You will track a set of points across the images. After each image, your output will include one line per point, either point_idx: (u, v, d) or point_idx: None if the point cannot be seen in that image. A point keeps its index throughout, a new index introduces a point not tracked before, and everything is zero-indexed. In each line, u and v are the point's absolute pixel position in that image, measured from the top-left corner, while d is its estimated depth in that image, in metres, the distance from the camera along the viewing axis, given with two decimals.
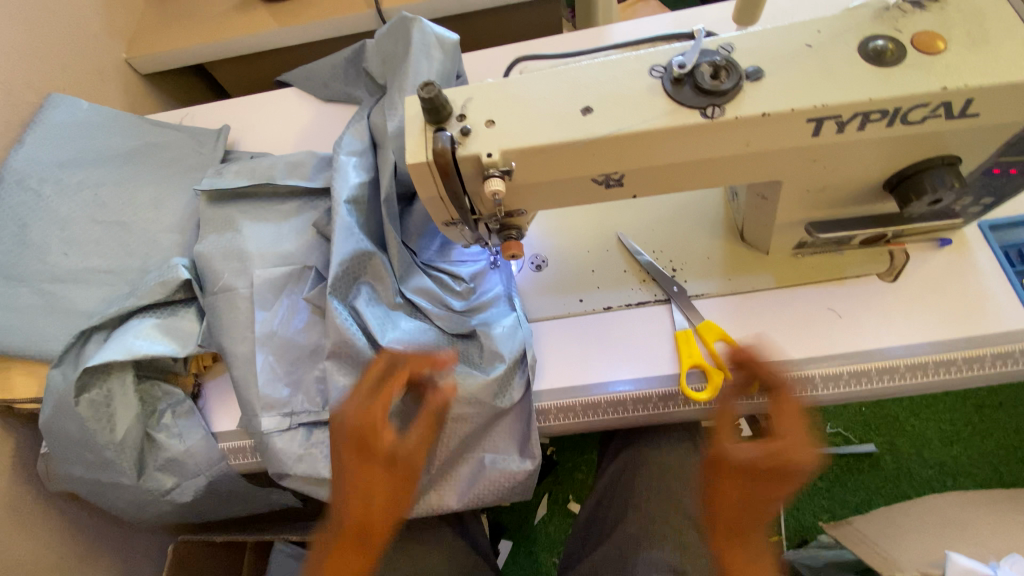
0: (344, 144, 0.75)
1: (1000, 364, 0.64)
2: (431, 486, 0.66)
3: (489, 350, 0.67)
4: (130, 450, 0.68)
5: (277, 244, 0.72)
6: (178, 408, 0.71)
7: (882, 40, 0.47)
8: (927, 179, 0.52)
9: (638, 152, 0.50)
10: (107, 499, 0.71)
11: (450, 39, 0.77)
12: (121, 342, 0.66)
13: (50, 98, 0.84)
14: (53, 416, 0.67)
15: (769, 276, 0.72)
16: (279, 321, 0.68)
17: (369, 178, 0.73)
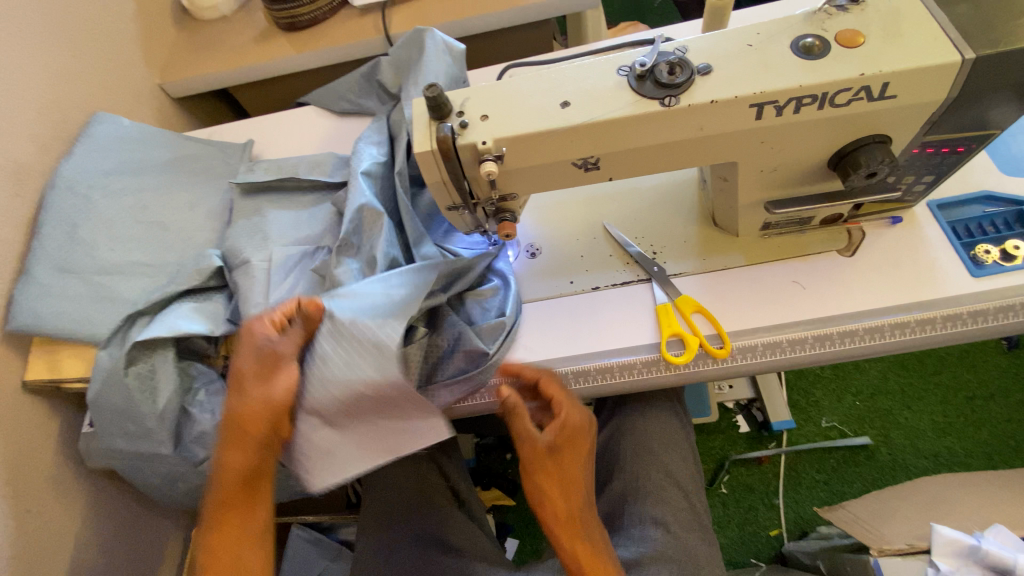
0: (365, 136, 0.86)
1: (950, 324, 0.71)
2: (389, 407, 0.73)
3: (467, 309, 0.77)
4: (169, 421, 0.76)
5: (298, 230, 0.83)
6: (211, 385, 0.78)
7: (810, 38, 0.56)
8: (862, 155, 0.60)
9: (609, 137, 0.59)
10: (143, 469, 0.79)
11: (458, 48, 0.89)
12: (164, 321, 0.74)
13: (96, 116, 0.95)
14: (101, 389, 0.74)
15: (739, 255, 0.79)
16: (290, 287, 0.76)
17: (384, 163, 0.82)
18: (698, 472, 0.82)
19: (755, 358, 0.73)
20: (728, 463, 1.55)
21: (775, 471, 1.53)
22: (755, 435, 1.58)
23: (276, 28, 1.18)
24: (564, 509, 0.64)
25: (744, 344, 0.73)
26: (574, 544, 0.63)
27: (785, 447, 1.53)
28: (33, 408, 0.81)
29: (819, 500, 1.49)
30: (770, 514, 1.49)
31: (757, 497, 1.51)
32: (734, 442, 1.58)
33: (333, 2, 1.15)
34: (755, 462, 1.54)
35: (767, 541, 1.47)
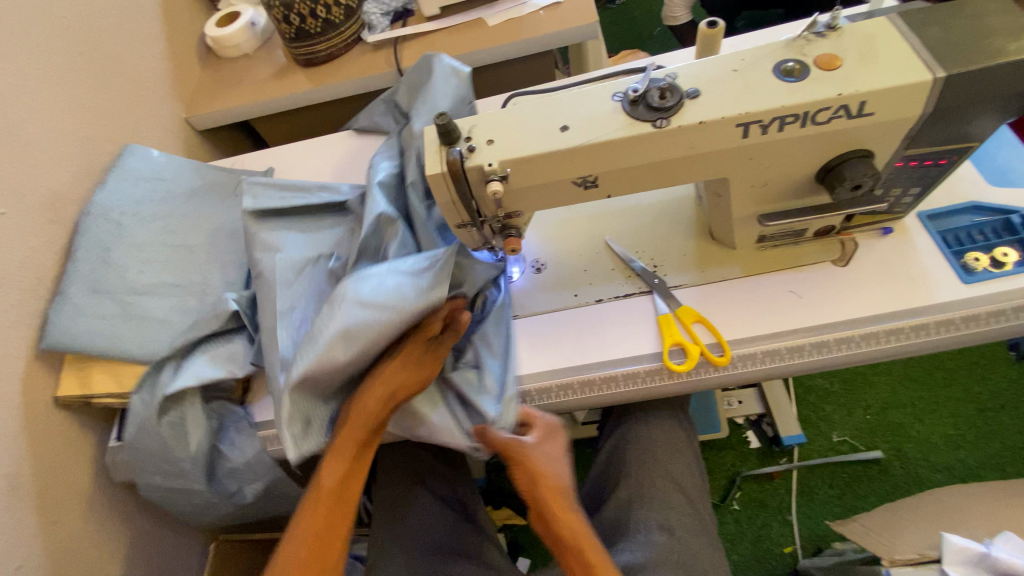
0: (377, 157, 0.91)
1: (942, 330, 0.74)
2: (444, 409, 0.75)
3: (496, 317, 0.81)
4: (201, 461, 0.82)
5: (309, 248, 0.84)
6: (239, 423, 0.83)
7: (791, 62, 0.61)
8: (846, 169, 0.64)
9: (607, 157, 0.63)
10: (177, 500, 0.86)
11: (464, 70, 0.95)
12: (190, 369, 0.79)
13: (127, 149, 1.01)
14: (136, 434, 0.80)
15: (736, 267, 0.83)
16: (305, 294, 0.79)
17: (393, 178, 0.87)
18: (701, 480, 0.84)
19: (753, 365, 0.77)
20: (739, 479, 1.54)
21: (787, 486, 1.52)
22: (765, 450, 1.58)
23: (294, 65, 1.26)
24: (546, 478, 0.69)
25: (743, 352, 0.77)
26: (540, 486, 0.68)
27: (796, 462, 1.53)
28: (63, 422, 0.85)
29: (833, 515, 1.47)
30: (784, 530, 1.48)
31: (770, 514, 1.49)
32: (745, 458, 1.58)
33: (348, 39, 1.23)
34: (767, 478, 1.53)
35: (782, 558, 1.45)
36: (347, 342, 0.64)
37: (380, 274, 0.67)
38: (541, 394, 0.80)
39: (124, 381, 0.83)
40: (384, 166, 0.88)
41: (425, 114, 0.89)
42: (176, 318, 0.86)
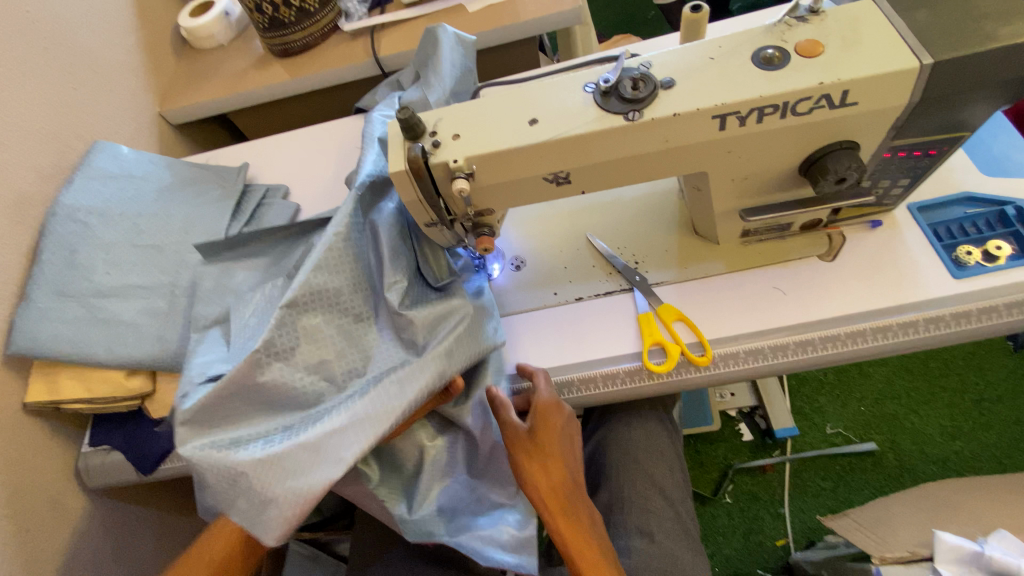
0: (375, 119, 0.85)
1: (932, 327, 0.71)
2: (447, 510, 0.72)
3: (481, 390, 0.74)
4: None
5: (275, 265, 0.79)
6: None
7: (771, 49, 0.57)
8: (829, 162, 0.61)
9: (578, 152, 0.60)
10: None
11: (469, 38, 0.91)
12: None
13: (95, 146, 0.98)
14: None
15: (720, 263, 0.80)
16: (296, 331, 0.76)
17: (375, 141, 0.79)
18: (685, 483, 0.82)
19: (737, 365, 0.74)
20: (731, 471, 1.53)
21: (779, 479, 1.51)
22: (758, 442, 1.56)
23: (271, 55, 1.23)
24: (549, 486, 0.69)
25: (725, 352, 0.74)
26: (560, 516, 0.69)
27: (789, 454, 1.52)
28: (31, 428, 0.83)
29: (827, 508, 1.46)
30: (776, 523, 1.47)
31: (762, 507, 1.48)
32: (737, 450, 1.56)
33: (324, 28, 1.19)
34: (759, 470, 1.52)
35: (774, 551, 1.44)
36: (363, 432, 0.63)
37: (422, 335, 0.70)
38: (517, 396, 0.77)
39: (92, 387, 0.81)
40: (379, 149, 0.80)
41: (436, 83, 0.84)
42: (144, 321, 0.83)
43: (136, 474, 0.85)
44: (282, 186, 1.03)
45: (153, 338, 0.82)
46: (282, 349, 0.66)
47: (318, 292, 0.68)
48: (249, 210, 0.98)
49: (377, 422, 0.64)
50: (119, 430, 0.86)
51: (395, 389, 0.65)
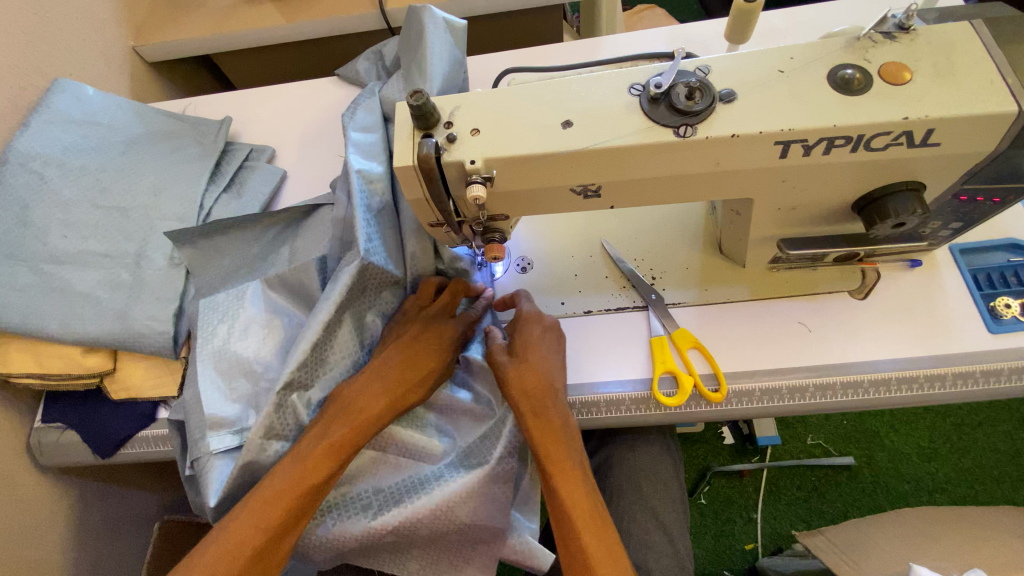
0: (358, 118, 0.76)
1: (960, 383, 0.66)
2: (475, 543, 0.68)
3: (468, 415, 0.71)
4: None
5: (265, 260, 0.76)
6: None
7: (851, 69, 0.50)
8: (891, 204, 0.55)
9: (614, 166, 0.52)
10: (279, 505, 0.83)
11: (460, 24, 0.79)
12: None
13: (55, 83, 0.85)
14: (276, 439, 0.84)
15: (743, 288, 0.74)
16: (248, 326, 0.70)
17: (384, 145, 0.75)
18: (686, 515, 0.79)
19: (751, 403, 0.68)
20: (709, 473, 1.52)
21: (755, 484, 1.50)
22: (739, 447, 1.55)
23: None
24: (537, 429, 0.64)
25: (740, 389, 0.68)
26: (560, 468, 0.62)
27: (768, 462, 1.50)
28: None
29: (798, 517, 1.46)
30: (747, 527, 1.47)
31: (736, 510, 1.48)
32: (717, 453, 1.55)
33: None
34: (737, 475, 1.51)
35: (741, 554, 1.45)
36: (229, 432, 0.66)
37: (314, 358, 0.67)
38: (467, 432, 0.70)
39: (45, 361, 0.73)
40: (371, 140, 0.75)
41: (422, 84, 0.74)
42: (103, 293, 0.75)
43: (92, 457, 0.77)
44: (268, 147, 0.93)
45: (113, 314, 0.74)
46: (205, 334, 0.69)
47: (239, 295, 0.71)
48: (229, 173, 0.88)
49: (263, 437, 0.64)
50: (76, 408, 0.78)
51: (276, 411, 0.64)
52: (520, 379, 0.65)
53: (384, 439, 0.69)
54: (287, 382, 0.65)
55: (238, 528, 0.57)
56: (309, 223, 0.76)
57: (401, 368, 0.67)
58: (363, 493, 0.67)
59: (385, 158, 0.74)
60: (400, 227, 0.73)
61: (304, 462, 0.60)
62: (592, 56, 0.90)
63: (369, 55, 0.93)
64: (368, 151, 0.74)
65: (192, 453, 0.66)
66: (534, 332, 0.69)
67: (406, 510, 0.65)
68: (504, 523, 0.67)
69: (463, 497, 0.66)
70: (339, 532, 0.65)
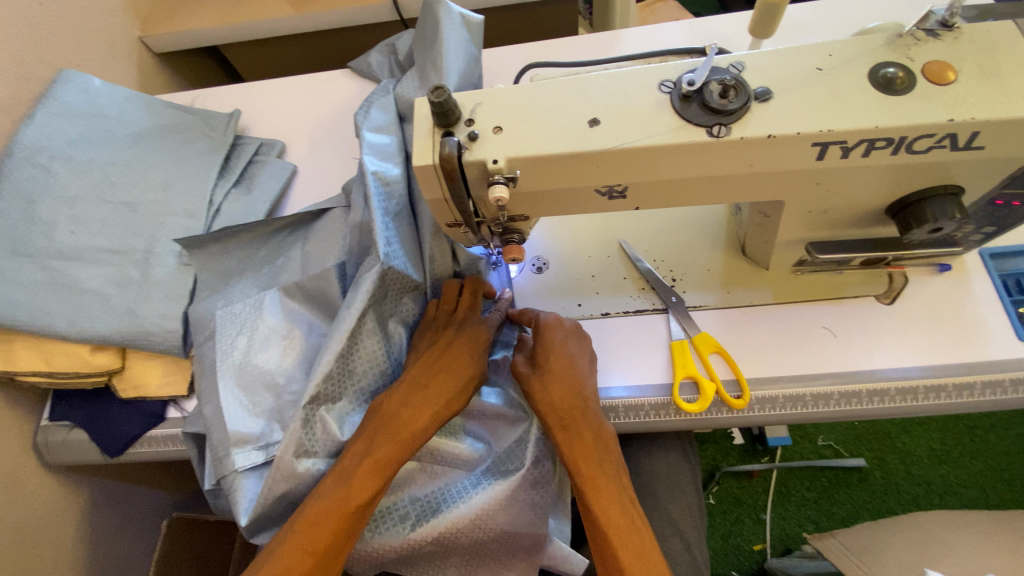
0: (372, 118, 0.75)
1: (989, 393, 0.64)
2: (515, 550, 0.68)
3: (499, 421, 0.70)
4: None
5: (278, 267, 0.74)
6: None
7: (893, 67, 0.48)
8: (929, 208, 0.53)
9: (643, 166, 0.50)
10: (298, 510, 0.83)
11: (476, 19, 0.77)
12: None
13: (61, 74, 0.83)
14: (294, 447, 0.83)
15: (765, 292, 0.72)
16: (268, 337, 0.68)
17: (400, 146, 0.73)
18: (704, 524, 0.78)
19: (774, 410, 0.66)
20: (718, 473, 1.50)
21: (764, 485, 1.49)
22: (748, 447, 1.53)
23: None
24: (566, 441, 0.63)
25: (763, 395, 0.67)
26: (591, 481, 0.61)
27: (778, 463, 1.49)
28: None
29: (808, 519, 1.45)
30: (756, 528, 1.46)
31: (744, 511, 1.47)
32: (726, 453, 1.53)
33: None
34: (746, 475, 1.49)
35: (750, 555, 1.43)
36: (256, 448, 0.64)
37: (340, 373, 0.65)
38: (500, 437, 0.70)
39: (53, 359, 0.72)
40: (387, 142, 0.73)
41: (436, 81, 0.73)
42: (112, 291, 0.73)
43: (101, 456, 0.76)
44: (278, 142, 0.91)
45: (122, 312, 0.72)
46: (224, 347, 0.67)
47: (257, 305, 0.69)
48: (239, 169, 0.86)
49: (292, 455, 0.62)
50: (84, 405, 0.77)
51: (304, 427, 0.63)
52: (546, 390, 0.65)
53: (425, 451, 0.68)
54: (314, 396, 0.63)
55: (287, 550, 0.56)
56: (321, 228, 0.74)
57: (439, 380, 0.65)
58: (400, 503, 0.66)
59: (401, 160, 0.72)
60: (416, 233, 0.72)
61: (348, 481, 0.59)
62: (610, 49, 0.87)
63: (381, 47, 0.91)
64: (384, 152, 0.72)
65: (218, 470, 0.64)
66: (557, 337, 0.67)
67: (445, 520, 0.64)
68: (544, 528, 0.67)
69: (502, 504, 0.65)
70: (380, 543, 0.64)
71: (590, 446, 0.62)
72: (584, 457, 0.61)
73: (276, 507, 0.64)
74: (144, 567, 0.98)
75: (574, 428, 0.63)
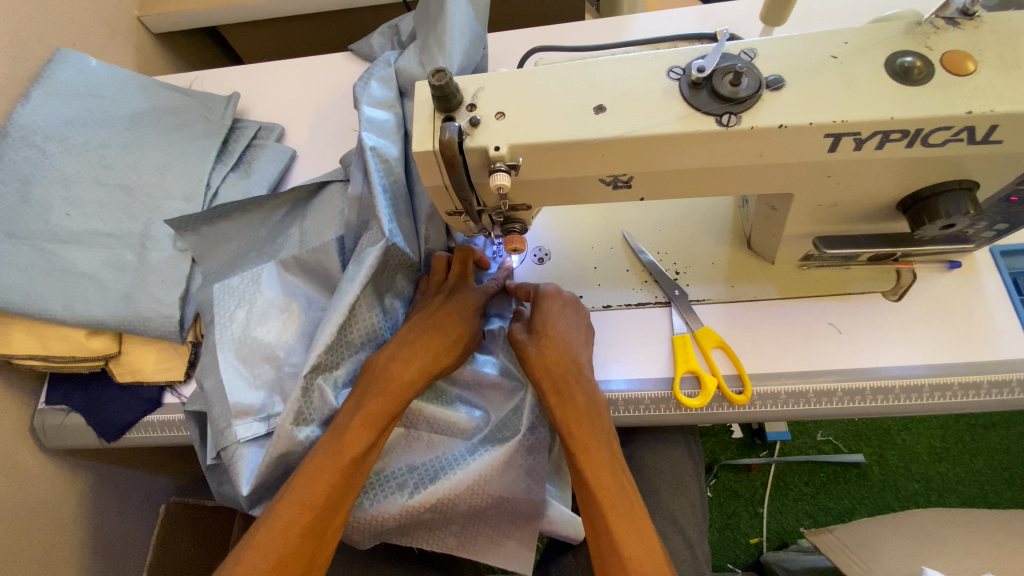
0: (372, 91, 0.73)
1: (995, 393, 0.63)
2: (516, 518, 0.67)
3: (497, 391, 0.70)
4: None
5: (278, 240, 0.73)
6: None
7: (911, 56, 0.46)
8: (942, 204, 0.51)
9: (650, 155, 0.49)
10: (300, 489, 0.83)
11: None
12: None
13: (58, 53, 0.82)
14: None
15: (770, 286, 0.71)
16: (266, 309, 0.67)
17: (400, 123, 0.72)
18: (705, 521, 0.78)
19: (777, 407, 0.65)
20: (716, 466, 1.50)
21: (762, 479, 1.48)
22: (747, 441, 1.52)
23: None
24: (561, 406, 0.62)
25: (765, 391, 0.66)
26: (584, 446, 0.60)
27: (776, 457, 1.48)
28: None
29: (806, 514, 1.44)
30: (752, 521, 1.46)
31: (742, 504, 1.46)
32: (724, 446, 1.53)
33: None
34: (744, 469, 1.49)
35: (746, 548, 1.43)
36: (257, 419, 0.64)
37: (342, 342, 0.64)
38: (496, 406, 0.69)
39: (49, 343, 0.71)
40: (386, 118, 0.72)
41: (440, 59, 0.71)
42: (108, 275, 0.72)
43: (98, 440, 0.76)
44: (278, 126, 0.89)
45: (118, 296, 0.71)
46: (222, 319, 0.66)
47: (254, 277, 0.68)
48: (237, 152, 0.85)
49: (294, 423, 0.62)
50: (81, 390, 0.76)
51: (305, 396, 0.62)
52: (542, 355, 0.64)
53: (414, 417, 0.67)
54: (314, 366, 0.62)
55: (285, 506, 0.56)
56: (319, 201, 0.73)
57: (430, 339, 0.65)
58: (396, 471, 0.66)
59: (399, 138, 0.71)
60: (416, 208, 0.71)
61: (342, 434, 0.59)
62: (617, 36, 0.85)
63: (383, 28, 0.89)
64: (383, 128, 0.70)
65: (217, 444, 0.63)
66: (555, 307, 0.67)
67: (442, 486, 0.64)
68: (542, 495, 0.65)
69: (498, 469, 0.64)
70: (376, 510, 0.63)
71: (585, 414, 0.61)
72: (579, 422, 0.61)
73: (277, 478, 0.63)
74: (141, 551, 0.98)
75: (570, 395, 0.62)
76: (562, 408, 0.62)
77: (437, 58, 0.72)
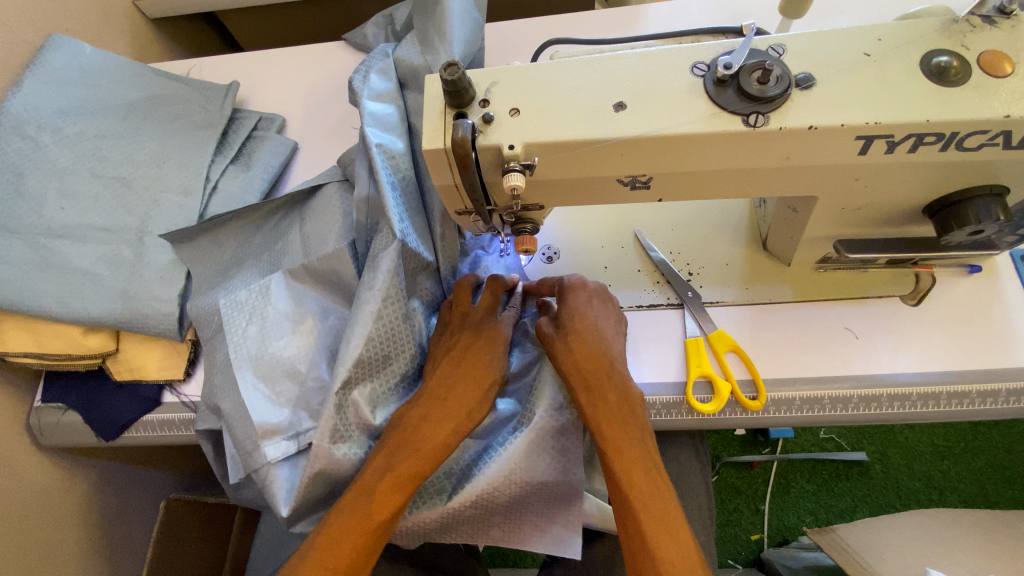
0: (372, 83, 0.70)
1: (1013, 401, 0.62)
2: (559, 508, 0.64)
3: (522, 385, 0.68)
4: None
5: (281, 245, 0.71)
6: None
7: (947, 55, 0.44)
8: (971, 209, 0.49)
9: (671, 156, 0.47)
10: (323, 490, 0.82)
11: None
12: None
13: (51, 40, 0.79)
14: None
15: (786, 288, 0.69)
16: (281, 321, 0.65)
17: (403, 119, 0.70)
18: (713, 524, 0.77)
19: (790, 413, 0.64)
20: (718, 463, 1.49)
21: (764, 476, 1.47)
22: (749, 438, 1.52)
23: None
24: (592, 405, 0.59)
25: (780, 397, 0.64)
26: (614, 446, 0.57)
27: (778, 454, 1.47)
28: None
29: (807, 512, 1.44)
30: (754, 518, 1.45)
31: (743, 501, 1.46)
32: (727, 443, 1.52)
33: None
34: (746, 466, 1.48)
35: (747, 544, 1.43)
36: (286, 438, 0.62)
37: (371, 354, 0.62)
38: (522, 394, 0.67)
39: (45, 341, 0.69)
40: (389, 111, 0.69)
41: (442, 51, 0.70)
42: (104, 271, 0.70)
43: (96, 439, 0.74)
44: (278, 116, 0.87)
45: (115, 293, 0.69)
46: (237, 337, 0.64)
47: (264, 290, 0.66)
48: (236, 144, 0.82)
49: (331, 441, 0.60)
50: (78, 387, 0.74)
51: (337, 412, 0.61)
52: (573, 353, 0.62)
53: None
54: (345, 381, 0.60)
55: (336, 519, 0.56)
56: (320, 204, 0.71)
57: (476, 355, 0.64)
58: (438, 476, 0.64)
59: (404, 132, 0.69)
60: (427, 205, 0.69)
61: (393, 453, 0.58)
62: (630, 26, 0.82)
63: (381, 15, 0.86)
64: (387, 122, 0.68)
65: (246, 467, 0.61)
66: (580, 300, 0.66)
67: (479, 482, 0.62)
68: (579, 476, 0.63)
69: (531, 453, 0.63)
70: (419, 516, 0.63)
71: (618, 414, 0.59)
72: (609, 421, 0.58)
73: (314, 495, 0.61)
74: (142, 546, 0.97)
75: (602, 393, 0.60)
76: (596, 407, 0.59)
77: (438, 49, 0.70)
